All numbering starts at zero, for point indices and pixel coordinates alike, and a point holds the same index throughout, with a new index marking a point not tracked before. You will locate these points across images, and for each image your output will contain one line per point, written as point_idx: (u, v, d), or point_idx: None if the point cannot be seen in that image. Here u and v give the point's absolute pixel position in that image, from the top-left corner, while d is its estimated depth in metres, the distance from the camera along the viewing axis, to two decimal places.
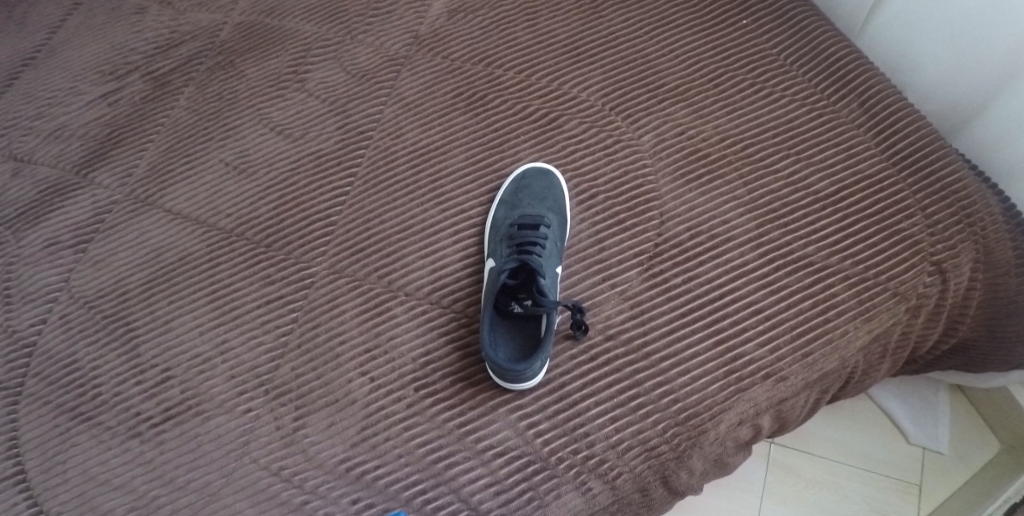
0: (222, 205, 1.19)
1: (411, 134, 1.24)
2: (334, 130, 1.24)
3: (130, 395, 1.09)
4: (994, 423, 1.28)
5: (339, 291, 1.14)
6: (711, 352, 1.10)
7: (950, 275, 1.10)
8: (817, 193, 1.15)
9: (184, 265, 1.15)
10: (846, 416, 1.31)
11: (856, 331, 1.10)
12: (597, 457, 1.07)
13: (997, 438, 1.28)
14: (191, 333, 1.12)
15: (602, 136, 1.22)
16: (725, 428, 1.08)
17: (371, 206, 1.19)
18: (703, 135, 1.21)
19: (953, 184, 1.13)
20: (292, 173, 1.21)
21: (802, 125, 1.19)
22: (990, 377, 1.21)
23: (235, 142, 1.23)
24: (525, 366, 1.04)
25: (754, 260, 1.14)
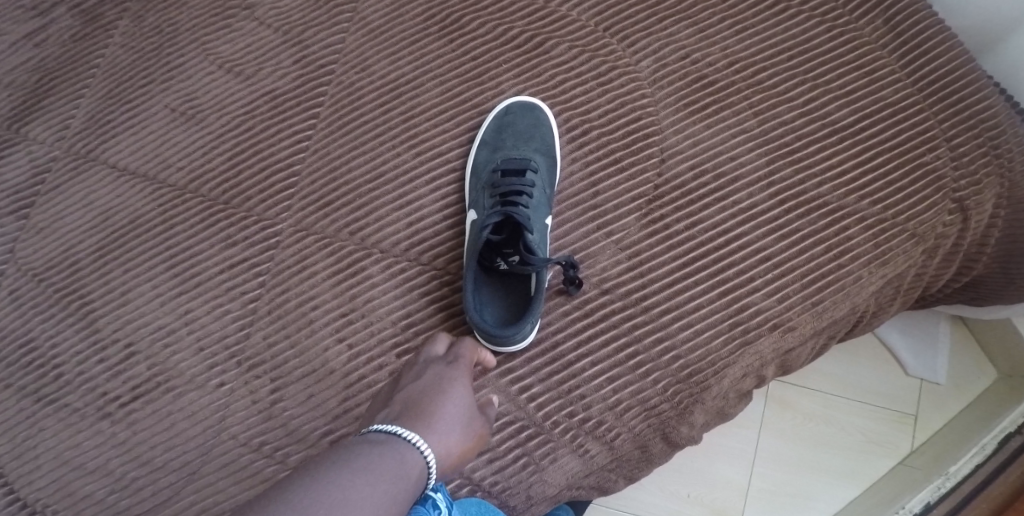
0: (172, 158, 1.08)
1: (379, 65, 1.10)
2: (291, 65, 1.11)
3: (95, 374, 1.02)
4: (993, 353, 1.24)
5: (308, 251, 1.05)
6: (715, 304, 1.03)
7: (972, 214, 1.01)
8: (834, 123, 1.05)
9: (137, 229, 1.06)
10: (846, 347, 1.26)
11: (869, 276, 1.02)
12: (593, 419, 1.02)
13: (994, 368, 1.25)
14: (152, 304, 1.04)
15: (595, 63, 1.09)
16: (729, 382, 1.02)
17: (339, 152, 1.08)
18: (709, 59, 1.08)
19: (983, 111, 1.02)
20: (246, 117, 1.09)
21: (819, 44, 1.07)
22: (995, 310, 1.15)
23: (180, 82, 1.11)
24: (514, 332, 0.97)
25: (761, 200, 1.05)
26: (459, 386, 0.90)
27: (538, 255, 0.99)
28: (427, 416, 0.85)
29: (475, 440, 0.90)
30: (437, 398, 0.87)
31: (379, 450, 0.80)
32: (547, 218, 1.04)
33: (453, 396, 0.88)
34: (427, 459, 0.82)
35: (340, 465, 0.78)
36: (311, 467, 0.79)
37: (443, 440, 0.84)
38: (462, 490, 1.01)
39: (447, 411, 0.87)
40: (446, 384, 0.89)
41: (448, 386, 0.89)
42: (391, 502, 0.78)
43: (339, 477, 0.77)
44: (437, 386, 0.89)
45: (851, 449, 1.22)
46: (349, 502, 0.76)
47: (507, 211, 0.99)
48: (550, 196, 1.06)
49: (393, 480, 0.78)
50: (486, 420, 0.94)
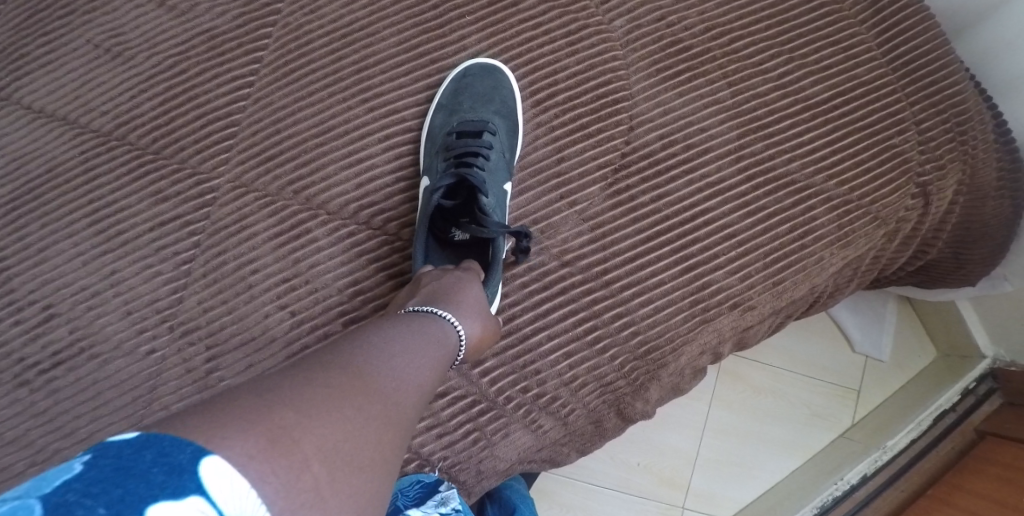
0: (96, 102, 0.97)
1: (330, 8, 1.01)
2: (230, 2, 1.00)
3: (9, 336, 0.93)
4: (935, 332, 1.27)
5: (248, 209, 0.96)
6: (677, 280, 1.00)
7: (933, 199, 1.00)
8: (807, 100, 1.01)
9: (57, 177, 0.96)
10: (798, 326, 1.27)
11: (830, 257, 1.00)
12: (548, 395, 0.99)
13: (934, 346, 1.28)
14: (74, 262, 0.94)
15: (566, 20, 1.03)
16: (686, 360, 1.01)
17: (285, 102, 0.99)
18: (685, 22, 1.03)
19: (954, 95, 1.00)
20: (180, 58, 0.99)
21: (798, 13, 1.03)
22: (940, 292, 1.17)
23: (104, 15, 0.99)
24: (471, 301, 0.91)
25: (730, 174, 1.01)
26: (475, 276, 0.91)
27: (492, 217, 0.93)
28: (451, 297, 0.86)
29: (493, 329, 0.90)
30: (460, 283, 0.88)
31: (423, 322, 0.83)
32: (505, 184, 0.98)
33: (471, 286, 0.89)
34: (459, 336, 0.84)
35: (406, 328, 0.81)
36: (372, 329, 0.80)
37: (469, 321, 0.86)
38: (409, 467, 0.97)
39: (470, 296, 0.87)
40: (462, 275, 0.90)
41: (467, 280, 0.89)
42: (443, 365, 0.82)
43: (397, 337, 0.79)
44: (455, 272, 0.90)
45: (794, 422, 1.23)
46: (422, 359, 0.79)
47: (462, 173, 0.94)
48: (509, 162, 1.00)
49: (445, 345, 0.82)
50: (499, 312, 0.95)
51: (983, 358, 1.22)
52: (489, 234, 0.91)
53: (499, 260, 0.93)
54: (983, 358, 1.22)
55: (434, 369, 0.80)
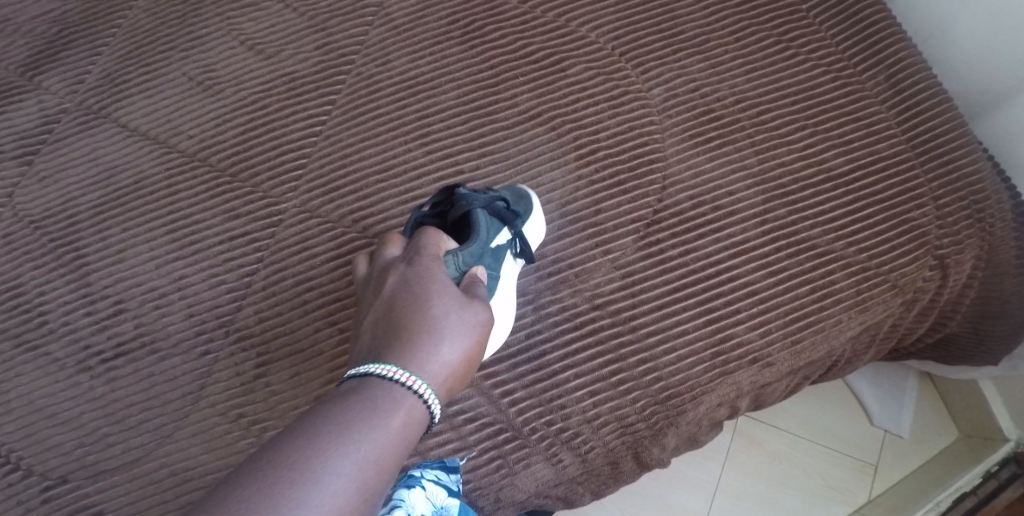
0: (184, 125, 1.08)
1: (399, 62, 1.12)
2: (312, 50, 1.12)
3: (80, 326, 1.01)
4: (958, 413, 1.29)
5: (310, 233, 1.05)
6: (700, 331, 1.04)
7: (950, 272, 1.05)
8: (829, 171, 1.08)
9: (141, 188, 1.06)
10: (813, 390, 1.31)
11: (849, 321, 1.04)
12: (571, 430, 1.03)
13: (957, 428, 1.29)
14: (147, 265, 1.03)
15: (609, 86, 1.12)
16: (705, 409, 1.04)
17: (351, 139, 1.09)
18: (717, 94, 1.11)
19: (970, 175, 1.06)
20: (264, 95, 1.10)
21: (823, 92, 1.10)
22: (965, 371, 1.21)
23: (200, 52, 1.11)
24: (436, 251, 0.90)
25: (754, 236, 1.07)
26: (442, 293, 0.85)
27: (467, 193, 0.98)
28: (399, 352, 0.80)
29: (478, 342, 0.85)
30: (419, 327, 0.82)
31: (347, 418, 0.75)
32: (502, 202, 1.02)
33: (431, 311, 0.83)
34: (424, 398, 0.79)
35: (313, 447, 0.73)
36: (280, 450, 0.73)
37: (434, 374, 0.80)
38: None
39: (431, 341, 0.81)
40: (414, 295, 0.84)
41: (420, 298, 0.84)
42: (368, 478, 0.74)
43: (298, 466, 0.72)
44: (414, 301, 0.84)
45: (806, 491, 1.24)
46: (323, 489, 0.71)
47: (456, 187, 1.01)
48: (524, 211, 1.04)
49: (367, 457, 0.74)
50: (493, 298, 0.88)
51: (1007, 441, 1.24)
52: (462, 200, 0.96)
53: (474, 227, 0.94)
54: (1006, 441, 1.24)
55: (346, 488, 0.72)
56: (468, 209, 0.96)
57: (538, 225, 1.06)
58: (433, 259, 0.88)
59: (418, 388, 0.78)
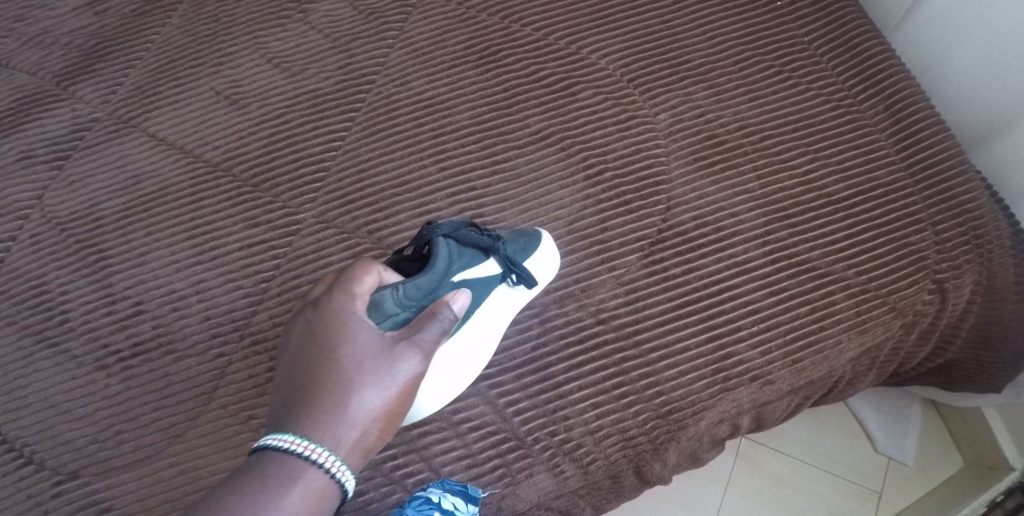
0: (209, 137, 1.13)
1: (417, 83, 1.17)
2: (335, 69, 1.17)
3: (100, 325, 1.04)
4: (963, 443, 1.31)
5: (326, 242, 1.08)
6: (701, 348, 1.06)
7: (949, 296, 1.07)
8: (829, 196, 1.11)
9: (165, 195, 1.10)
10: (811, 413, 1.34)
11: (848, 342, 1.06)
12: (573, 441, 1.04)
13: (962, 457, 1.31)
14: (168, 268, 1.07)
15: (617, 110, 1.16)
16: (705, 425, 1.05)
17: (368, 154, 1.13)
18: (721, 121, 1.15)
19: (968, 203, 1.09)
20: (286, 110, 1.15)
21: (825, 120, 1.14)
22: (968, 398, 1.24)
23: (228, 68, 1.16)
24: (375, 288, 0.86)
25: (755, 256, 1.09)
26: (353, 348, 0.82)
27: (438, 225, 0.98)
28: (303, 419, 0.78)
29: (397, 397, 0.81)
30: (325, 392, 0.79)
31: (245, 492, 0.74)
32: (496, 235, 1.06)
33: (341, 371, 0.81)
34: (331, 473, 0.76)
35: None
36: None
37: (342, 443, 0.78)
38: None
39: (337, 408, 0.79)
40: (325, 352, 0.82)
41: (332, 355, 0.81)
42: None
43: None
44: (323, 360, 0.81)
45: None
46: None
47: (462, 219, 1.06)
48: (525, 240, 1.07)
49: None
50: (418, 343, 0.84)
51: (1012, 470, 1.24)
52: (424, 230, 0.96)
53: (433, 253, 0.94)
54: (1011, 470, 1.24)
55: None
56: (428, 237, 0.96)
57: (543, 267, 1.07)
58: (349, 307, 0.84)
59: (322, 463, 0.76)
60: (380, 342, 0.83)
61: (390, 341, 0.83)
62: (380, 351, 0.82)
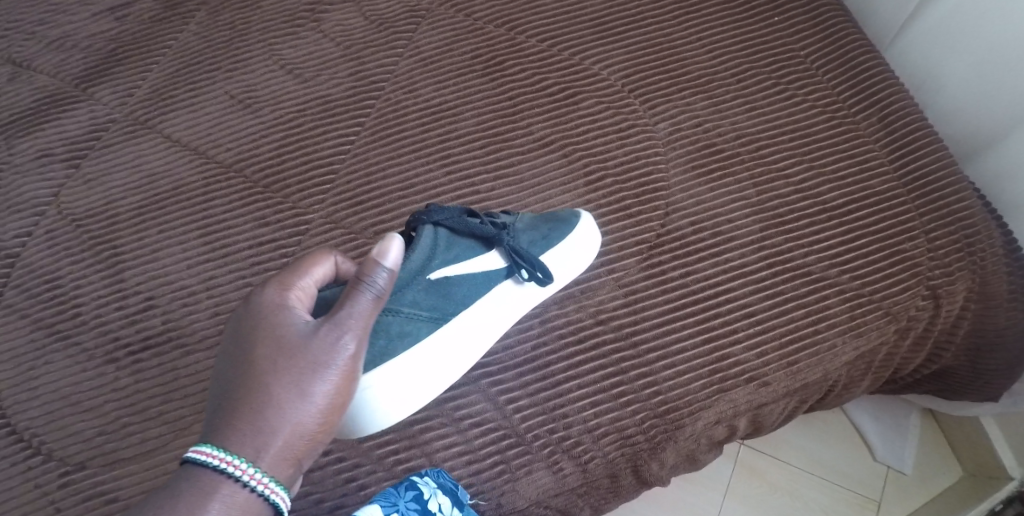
0: (223, 139, 1.16)
1: (425, 91, 1.21)
2: (346, 76, 1.20)
3: (111, 319, 1.06)
4: (962, 453, 1.32)
5: (334, 242, 1.11)
6: (699, 349, 1.07)
7: (943, 302, 1.09)
8: (824, 203, 1.13)
9: (179, 194, 1.13)
10: (809, 418, 1.35)
11: (843, 346, 1.07)
12: (572, 439, 1.05)
13: (961, 467, 1.32)
14: (179, 265, 1.10)
15: (618, 119, 1.19)
16: (702, 425, 1.06)
17: (376, 158, 1.16)
18: (719, 130, 1.18)
19: (960, 211, 1.11)
20: (298, 114, 1.18)
21: (820, 130, 1.17)
22: (966, 406, 1.25)
23: (243, 74, 1.20)
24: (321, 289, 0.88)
25: (752, 261, 1.11)
26: (276, 352, 0.80)
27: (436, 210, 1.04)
28: (226, 430, 0.78)
29: (326, 394, 0.80)
30: (248, 401, 0.79)
31: (166, 506, 0.74)
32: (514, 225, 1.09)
33: (264, 378, 0.79)
34: (252, 488, 0.76)
35: None
36: None
37: (266, 453, 0.77)
38: None
39: (260, 416, 0.78)
40: (250, 355, 0.80)
41: (256, 359, 0.80)
42: None
43: None
44: (247, 364, 0.80)
45: None
46: None
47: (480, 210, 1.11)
48: (551, 229, 1.10)
49: None
50: (343, 327, 0.81)
51: (1011, 480, 1.25)
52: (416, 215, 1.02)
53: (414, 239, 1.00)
54: (1010, 480, 1.25)
55: None
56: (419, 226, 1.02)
57: (574, 258, 1.10)
58: (271, 306, 0.82)
59: (242, 479, 0.76)
60: (303, 337, 0.81)
61: (314, 331, 0.81)
62: (302, 347, 0.80)
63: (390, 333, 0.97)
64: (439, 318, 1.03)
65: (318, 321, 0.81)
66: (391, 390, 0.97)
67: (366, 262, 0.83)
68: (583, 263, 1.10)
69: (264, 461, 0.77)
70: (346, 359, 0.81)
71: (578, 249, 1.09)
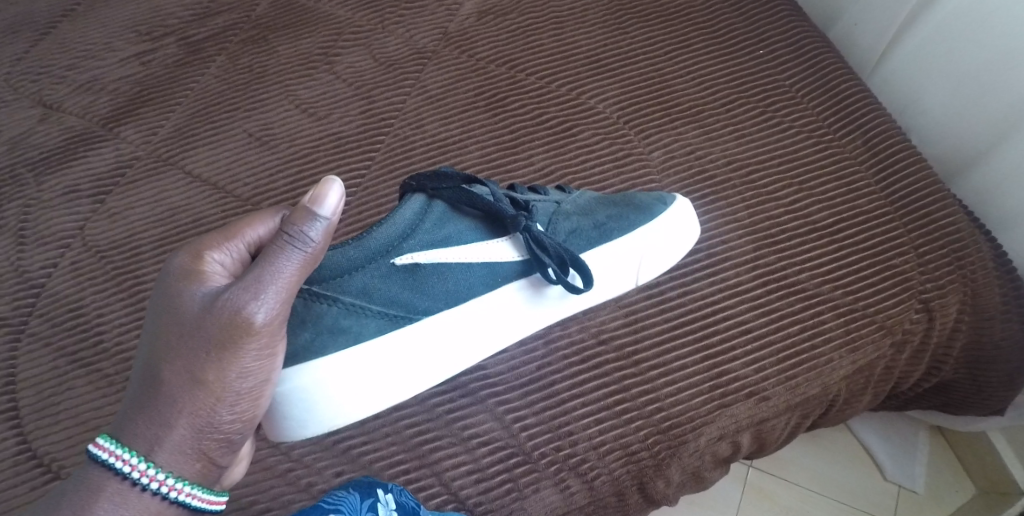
0: (240, 174, 1.22)
1: (431, 126, 1.26)
2: (357, 114, 1.27)
3: (131, 345, 1.10)
4: (973, 471, 1.35)
5: None
6: (699, 365, 1.10)
7: (936, 315, 1.12)
8: (815, 223, 1.17)
9: (197, 226, 1.18)
10: (814, 437, 1.40)
11: (840, 360, 1.10)
12: (578, 456, 1.07)
13: (974, 485, 1.35)
14: None
15: (614, 148, 1.24)
16: (705, 441, 1.08)
17: (385, 189, 1.21)
18: (711, 157, 1.24)
19: (947, 227, 1.15)
20: (311, 150, 1.24)
21: (808, 154, 1.22)
22: (973, 422, 1.28)
23: (259, 114, 1.27)
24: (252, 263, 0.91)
25: (747, 280, 1.15)
26: (179, 343, 0.85)
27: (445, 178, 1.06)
28: (129, 422, 0.84)
29: (229, 376, 0.85)
30: (151, 389, 0.84)
31: (69, 502, 0.81)
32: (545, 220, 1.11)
33: (165, 370, 0.85)
34: (154, 490, 0.83)
35: None
36: None
37: (164, 445, 0.83)
38: (445, 506, 1.05)
39: (162, 405, 0.84)
40: (156, 341, 0.86)
41: (160, 348, 0.85)
42: None
43: None
44: (155, 347, 0.85)
45: None
46: None
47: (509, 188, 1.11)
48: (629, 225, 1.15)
49: None
50: (259, 292, 0.85)
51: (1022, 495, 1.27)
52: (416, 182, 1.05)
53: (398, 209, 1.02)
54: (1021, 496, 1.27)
55: None
56: (411, 193, 1.04)
57: (666, 254, 1.15)
58: (182, 283, 0.86)
59: (143, 481, 0.82)
60: (210, 312, 0.85)
61: (222, 301, 0.84)
62: (211, 320, 0.85)
63: (319, 328, 0.98)
64: (398, 310, 1.03)
65: (231, 287, 0.85)
66: (321, 397, 0.98)
67: (298, 213, 0.86)
68: (676, 254, 1.16)
69: (165, 444, 0.83)
70: (256, 326, 0.85)
71: (664, 232, 1.14)
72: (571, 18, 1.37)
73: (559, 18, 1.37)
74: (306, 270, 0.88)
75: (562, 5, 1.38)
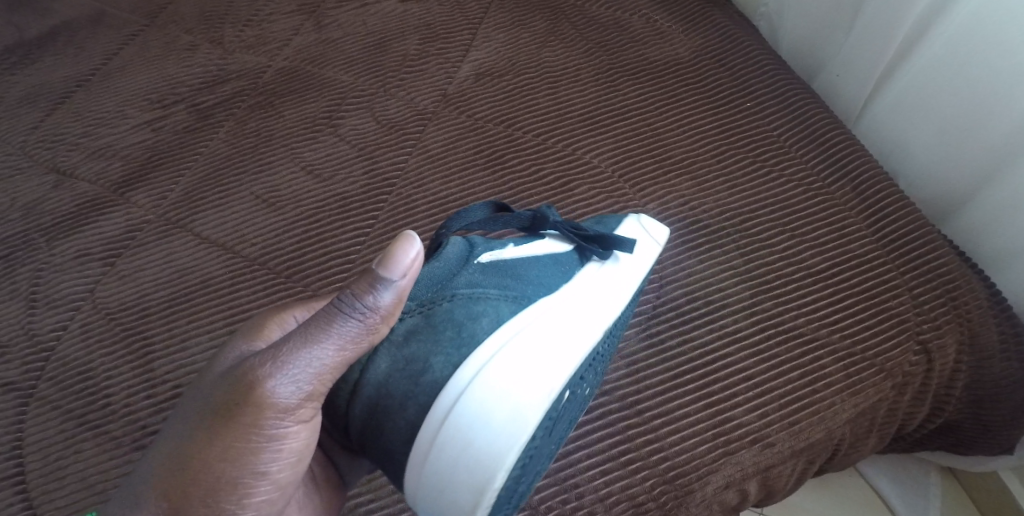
0: (247, 235, 1.25)
1: (432, 184, 1.30)
2: (361, 175, 1.30)
3: (139, 407, 1.11)
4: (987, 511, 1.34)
5: None
6: (701, 413, 1.10)
7: (934, 356, 1.13)
8: (811, 269, 1.19)
9: (205, 286, 1.20)
10: (826, 483, 1.42)
11: (842, 403, 1.11)
12: (585, 508, 1.06)
13: None
14: (203, 351, 1.15)
15: (609, 202, 1.27)
16: (712, 490, 1.07)
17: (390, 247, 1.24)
18: (704, 207, 1.26)
19: (940, 269, 1.17)
20: (317, 210, 1.27)
21: (799, 202, 1.25)
22: (983, 461, 1.27)
23: (266, 177, 1.31)
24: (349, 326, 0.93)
25: (745, 326, 1.16)
26: (187, 413, 0.90)
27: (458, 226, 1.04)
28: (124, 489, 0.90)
29: (213, 455, 0.86)
30: (152, 457, 0.89)
31: None
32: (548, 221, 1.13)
33: (167, 439, 0.89)
34: None
35: None
36: None
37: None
38: None
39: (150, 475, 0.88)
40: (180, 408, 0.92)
41: (176, 417, 0.91)
42: None
43: None
44: (175, 415, 0.91)
45: None
46: None
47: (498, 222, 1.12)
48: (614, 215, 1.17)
49: None
50: (301, 361, 0.86)
51: None
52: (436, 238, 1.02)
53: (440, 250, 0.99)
54: None
55: None
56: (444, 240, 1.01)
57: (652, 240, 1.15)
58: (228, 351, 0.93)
59: None
60: (220, 384, 0.88)
61: (235, 374, 0.87)
62: (232, 387, 0.87)
63: (455, 322, 0.95)
64: (515, 302, 1.00)
65: (270, 351, 0.86)
66: (487, 405, 0.91)
67: (366, 280, 0.85)
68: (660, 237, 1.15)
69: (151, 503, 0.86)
70: (271, 404, 0.86)
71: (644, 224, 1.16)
72: (565, 77, 1.41)
73: (553, 77, 1.41)
74: (360, 346, 0.87)
75: (556, 64, 1.43)
